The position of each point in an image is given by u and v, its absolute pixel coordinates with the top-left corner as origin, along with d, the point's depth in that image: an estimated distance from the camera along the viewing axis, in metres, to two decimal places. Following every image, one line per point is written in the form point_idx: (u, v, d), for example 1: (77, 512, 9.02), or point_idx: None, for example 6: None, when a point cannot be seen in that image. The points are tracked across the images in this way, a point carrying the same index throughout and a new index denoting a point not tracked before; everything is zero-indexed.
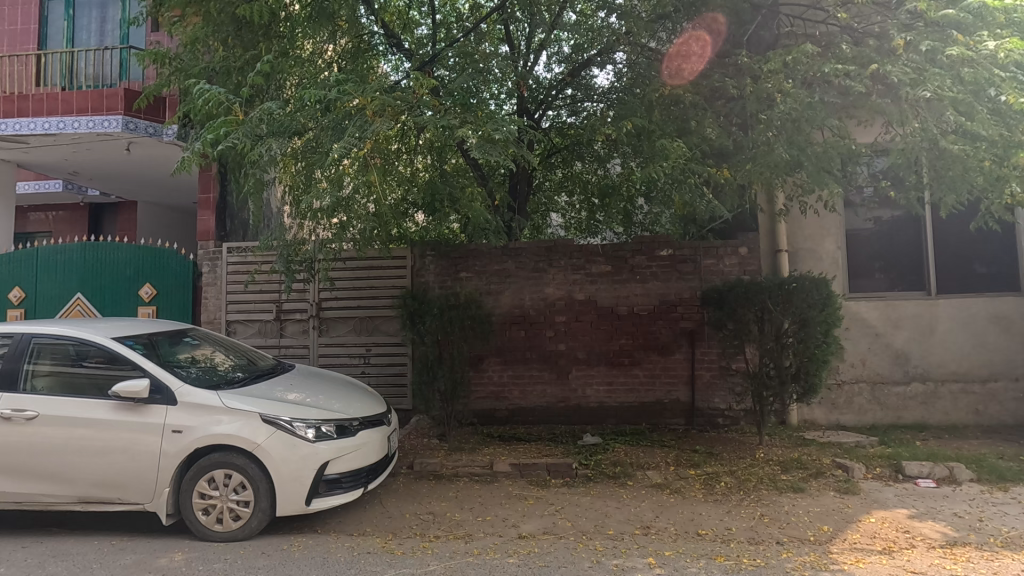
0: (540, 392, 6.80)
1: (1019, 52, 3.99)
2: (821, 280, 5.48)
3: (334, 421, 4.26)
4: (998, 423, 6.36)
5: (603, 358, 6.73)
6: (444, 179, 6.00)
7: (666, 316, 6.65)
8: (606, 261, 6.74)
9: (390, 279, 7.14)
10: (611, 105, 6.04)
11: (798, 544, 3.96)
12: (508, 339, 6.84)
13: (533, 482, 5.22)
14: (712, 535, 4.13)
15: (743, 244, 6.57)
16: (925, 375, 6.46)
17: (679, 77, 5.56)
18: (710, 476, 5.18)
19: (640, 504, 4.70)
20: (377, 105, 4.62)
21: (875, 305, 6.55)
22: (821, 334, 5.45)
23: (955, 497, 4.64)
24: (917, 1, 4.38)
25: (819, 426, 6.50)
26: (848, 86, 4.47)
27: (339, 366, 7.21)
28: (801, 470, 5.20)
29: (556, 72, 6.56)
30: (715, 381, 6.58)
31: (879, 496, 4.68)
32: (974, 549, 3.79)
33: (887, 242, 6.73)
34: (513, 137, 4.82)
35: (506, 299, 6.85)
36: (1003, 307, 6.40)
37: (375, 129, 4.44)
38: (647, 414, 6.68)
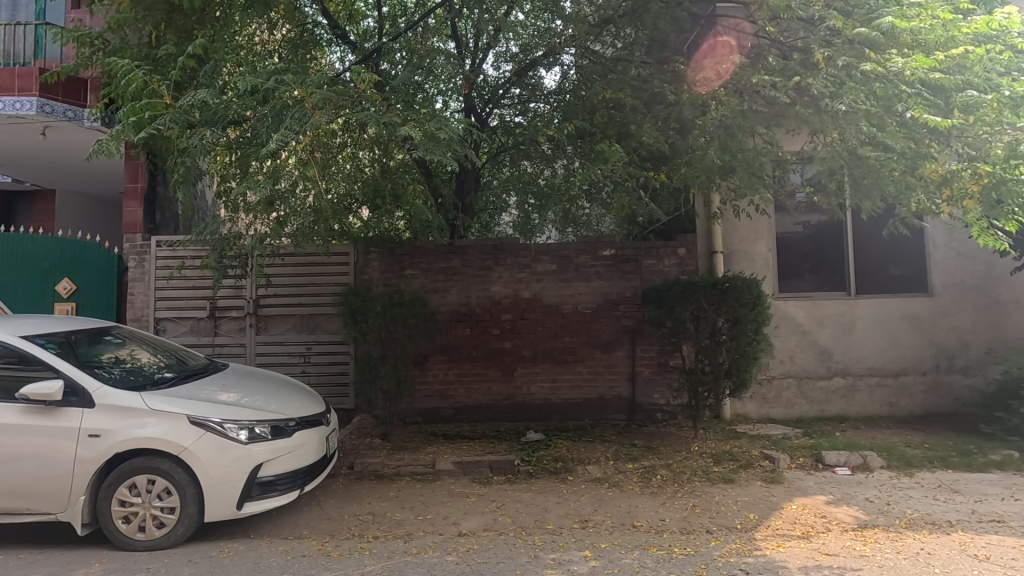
0: (485, 390, 6.82)
1: (921, 70, 4.37)
2: (752, 280, 5.76)
3: (268, 422, 4.12)
4: (909, 414, 6.87)
5: (548, 355, 6.82)
6: (387, 176, 5.77)
7: (609, 314, 6.82)
8: (552, 260, 6.82)
9: (334, 276, 7.01)
10: (559, 107, 6.11)
11: (725, 532, 4.16)
12: (454, 337, 6.83)
13: (475, 479, 5.24)
14: (646, 526, 4.27)
15: (682, 245, 6.83)
16: (846, 370, 6.89)
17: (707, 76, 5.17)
18: (648, 469, 5.36)
19: (579, 498, 4.80)
20: (318, 99, 4.51)
21: (802, 305, 6.94)
22: (752, 332, 5.73)
23: (868, 483, 4.99)
24: (834, 19, 4.67)
25: (750, 419, 6.83)
26: (775, 96, 4.78)
27: (278, 365, 6.99)
28: (732, 461, 5.46)
29: (504, 70, 6.57)
30: (655, 377, 6.80)
31: (801, 485, 4.97)
32: (882, 531, 4.08)
33: (814, 244, 7.14)
34: (457, 136, 4.83)
35: (452, 297, 6.83)
36: (913, 307, 6.93)
37: (315, 123, 4.40)
38: (590, 410, 6.83)
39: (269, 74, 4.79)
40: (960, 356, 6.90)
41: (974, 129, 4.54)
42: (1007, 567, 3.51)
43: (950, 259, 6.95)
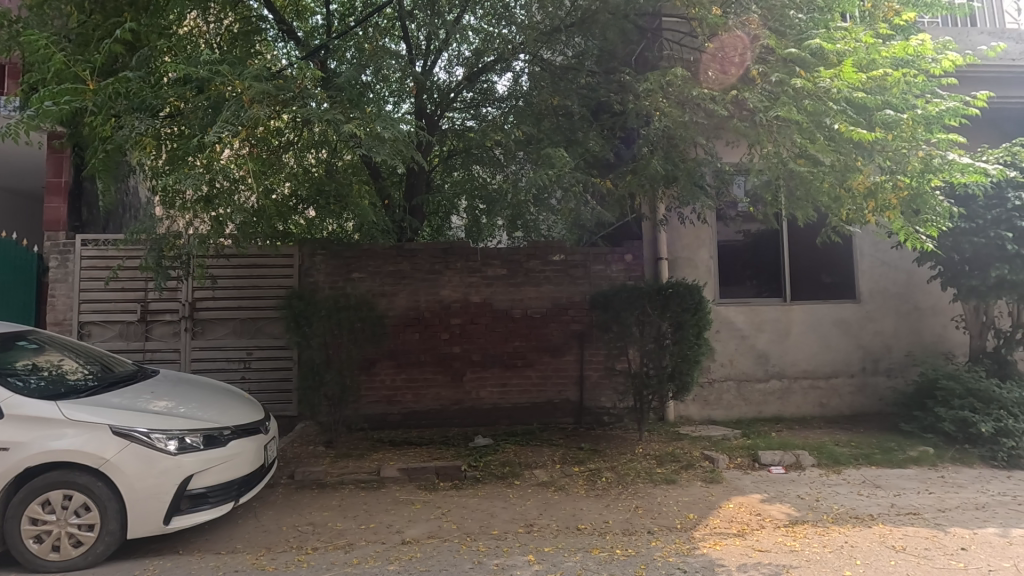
0: (433, 395, 6.74)
1: (846, 91, 4.56)
2: (694, 286, 5.94)
3: (201, 431, 3.93)
4: (838, 414, 7.25)
5: (497, 360, 6.81)
6: (334, 176, 5.63)
7: (558, 319, 6.89)
8: (502, 265, 6.84)
9: (277, 279, 6.78)
10: (509, 112, 6.18)
11: (666, 531, 4.26)
12: (403, 341, 6.73)
13: (421, 486, 5.17)
14: (591, 528, 4.32)
15: (629, 251, 7.01)
16: (781, 373, 7.21)
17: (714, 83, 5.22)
18: (593, 472, 5.43)
19: (526, 502, 4.81)
20: (255, 92, 4.35)
21: (741, 310, 7.23)
22: (694, 336, 5.90)
23: (800, 480, 5.24)
24: (768, 38, 4.93)
25: (693, 421, 7.03)
26: (714, 110, 4.92)
27: (215, 371, 6.69)
28: (674, 463, 5.60)
29: (456, 74, 6.54)
30: (602, 381, 6.92)
31: (738, 484, 5.15)
32: (810, 526, 4.27)
33: (752, 252, 7.45)
34: (404, 136, 4.78)
35: (401, 301, 6.74)
36: (843, 312, 7.32)
37: (251, 115, 4.20)
38: (539, 413, 6.87)
39: (202, 62, 4.58)
40: (885, 358, 7.34)
41: (896, 143, 4.77)
42: (921, 557, 3.74)
43: (875, 267, 7.40)
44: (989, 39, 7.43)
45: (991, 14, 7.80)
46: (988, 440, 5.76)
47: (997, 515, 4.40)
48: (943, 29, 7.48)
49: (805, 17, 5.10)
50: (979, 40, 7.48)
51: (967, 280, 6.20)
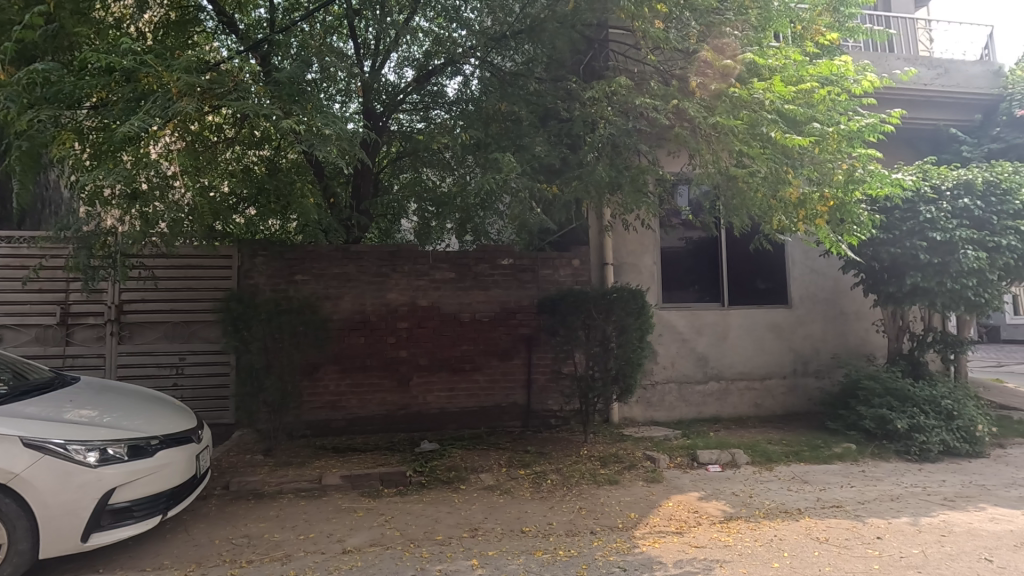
0: (379, 400, 6.62)
1: (778, 102, 4.90)
2: (637, 291, 6.10)
3: (125, 442, 3.71)
4: (772, 413, 7.61)
5: (444, 364, 6.77)
6: (275, 176, 5.55)
7: (506, 323, 6.92)
8: (450, 268, 6.81)
9: (214, 281, 6.49)
10: (458, 117, 6.20)
11: (608, 531, 4.35)
12: (347, 345, 6.58)
13: (364, 494, 5.07)
14: (534, 531, 4.35)
15: (576, 256, 7.13)
16: (719, 374, 7.51)
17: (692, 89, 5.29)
18: (539, 475, 5.47)
19: (471, 507, 4.80)
20: (183, 84, 4.21)
21: (683, 314, 7.48)
22: (637, 340, 6.06)
23: (734, 478, 5.46)
24: (705, 51, 5.15)
25: (636, 422, 7.20)
26: (656, 118, 5.17)
27: (144, 378, 6.33)
28: (618, 463, 5.73)
29: (405, 76, 6.47)
30: (549, 384, 7.00)
31: (677, 483, 5.32)
32: (743, 522, 4.46)
33: (693, 258, 7.73)
34: (346, 134, 4.71)
35: (346, 305, 6.59)
36: (776, 317, 7.71)
37: (178, 109, 4.07)
38: (486, 418, 6.87)
39: (124, 51, 4.38)
40: (813, 360, 7.77)
41: (822, 156, 5.11)
42: (841, 546, 3.97)
43: (805, 274, 7.84)
44: (904, 64, 7.96)
45: (906, 40, 8.38)
46: (903, 435, 6.19)
47: (909, 505, 4.73)
48: (864, 53, 7.97)
49: (739, 34, 5.35)
50: (895, 66, 7.98)
51: (886, 287, 6.68)
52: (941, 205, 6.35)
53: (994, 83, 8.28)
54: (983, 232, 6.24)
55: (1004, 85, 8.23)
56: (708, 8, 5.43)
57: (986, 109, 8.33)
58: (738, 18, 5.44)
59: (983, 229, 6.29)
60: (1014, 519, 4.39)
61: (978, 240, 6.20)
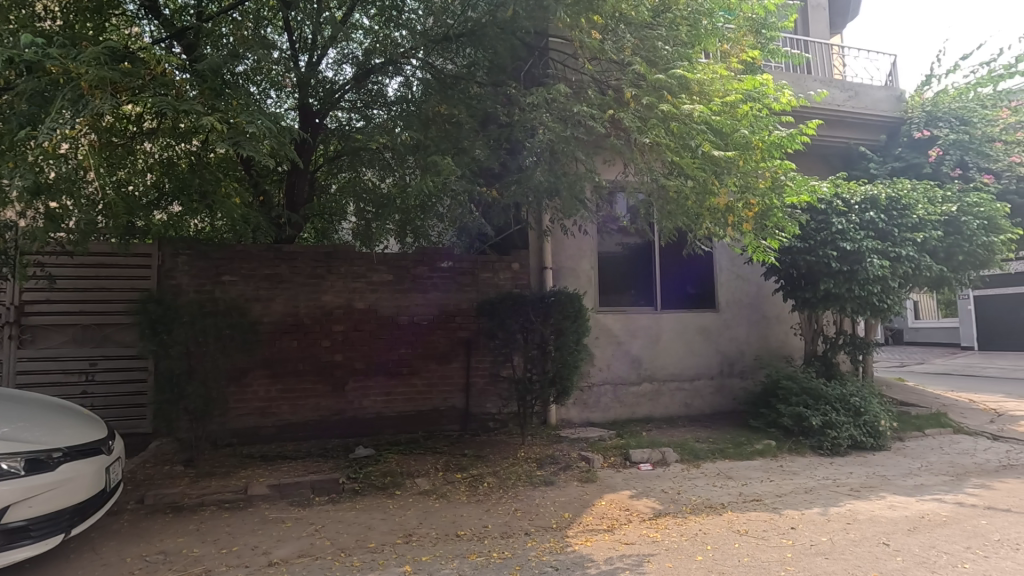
0: (312, 406, 6.40)
1: (705, 115, 5.03)
2: (574, 294, 6.21)
3: (22, 455, 3.41)
4: (701, 412, 7.96)
5: (381, 368, 6.64)
6: (199, 173, 5.02)
7: (445, 326, 6.88)
8: (388, 270, 6.70)
9: (131, 280, 6.05)
10: (396, 117, 6.08)
11: (542, 532, 4.40)
12: (279, 349, 6.32)
13: (293, 503, 4.89)
14: (469, 534, 4.34)
15: (516, 260, 7.21)
16: (652, 376, 7.78)
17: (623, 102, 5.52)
18: (475, 478, 5.47)
19: (405, 512, 4.73)
20: (92, 77, 3.93)
21: (618, 318, 7.70)
22: (574, 343, 6.15)
23: (664, 475, 5.67)
24: (639, 64, 5.37)
25: (573, 423, 7.33)
26: (593, 126, 5.30)
27: (48, 385, 5.84)
28: (553, 464, 5.82)
29: (343, 73, 6.27)
30: (487, 388, 7.02)
31: (610, 482, 5.47)
32: (671, 517, 4.64)
33: (629, 263, 7.98)
34: (274, 131, 4.56)
35: (278, 307, 6.34)
36: (704, 320, 8.09)
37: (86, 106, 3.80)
38: (424, 422, 6.79)
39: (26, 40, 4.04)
40: (738, 361, 8.20)
41: (747, 167, 5.27)
42: (759, 537, 4.20)
43: (731, 280, 8.27)
44: (818, 86, 8.57)
45: (822, 64, 9.02)
46: (817, 431, 6.64)
47: (820, 496, 5.08)
48: (784, 73, 8.52)
49: (671, 48, 5.59)
50: (811, 87, 8.58)
51: (804, 293, 7.19)
52: (851, 217, 6.87)
53: (896, 107, 9.06)
54: (886, 243, 6.74)
55: (904, 109, 9.04)
56: (642, 22, 5.67)
57: (890, 130, 9.09)
58: (670, 34, 5.64)
59: (886, 240, 6.81)
60: (910, 506, 4.81)
61: (881, 250, 6.70)
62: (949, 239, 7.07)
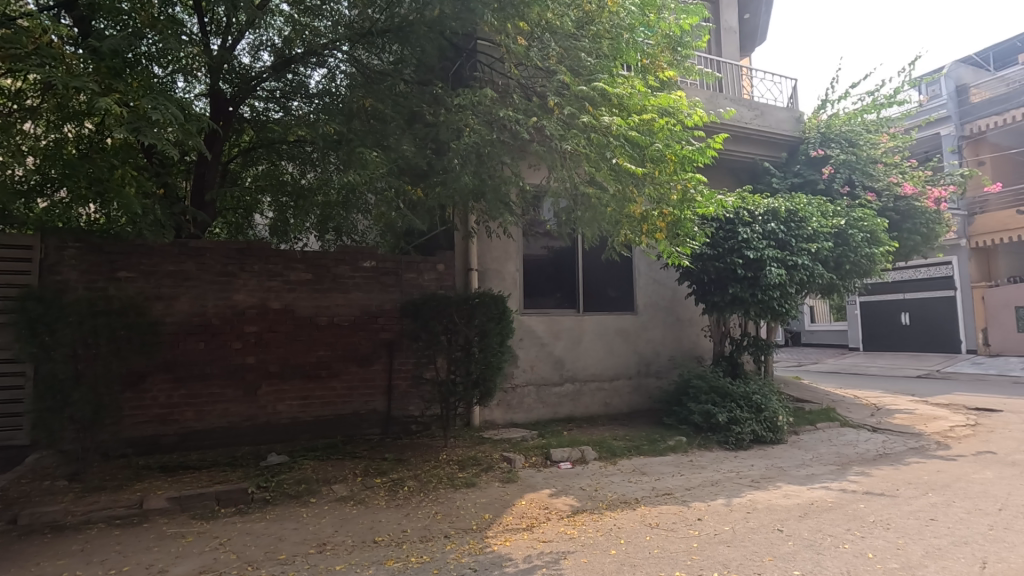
0: (220, 411, 6.01)
1: (623, 128, 5.31)
2: (499, 296, 6.21)
3: None
4: (619, 411, 8.25)
5: (297, 371, 6.35)
6: (91, 160, 4.60)
7: (366, 327, 6.70)
8: (307, 269, 6.44)
9: (7, 275, 5.39)
10: (319, 110, 5.89)
11: (462, 534, 4.38)
12: (183, 352, 5.88)
13: (195, 516, 4.57)
14: (387, 540, 4.24)
15: (441, 261, 7.16)
16: (574, 376, 7.97)
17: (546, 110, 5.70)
18: (395, 482, 5.36)
19: (320, 521, 4.55)
20: None
21: (542, 319, 7.83)
22: (497, 344, 6.17)
23: (583, 473, 5.83)
24: (564, 74, 5.53)
25: (496, 425, 7.36)
26: (517, 131, 5.37)
27: None
28: (475, 466, 5.82)
29: (262, 60, 6.06)
30: (410, 390, 6.91)
31: (530, 481, 5.55)
32: (588, 514, 4.77)
33: (553, 266, 8.14)
34: (182, 120, 4.28)
35: (183, 306, 5.90)
36: (624, 323, 8.41)
37: None
38: (343, 426, 6.57)
39: None
40: (654, 361, 8.60)
41: (662, 177, 5.56)
42: (668, 529, 4.42)
43: (649, 284, 8.67)
44: (728, 103, 9.17)
45: (733, 83, 9.65)
46: (723, 427, 7.08)
47: (725, 489, 5.41)
48: (698, 90, 9.04)
49: (595, 60, 5.83)
50: (722, 104, 9.16)
51: (712, 297, 7.74)
52: (754, 227, 7.41)
53: (796, 128, 9.86)
54: (785, 252, 7.29)
55: (802, 130, 9.85)
56: (567, 32, 5.88)
57: (790, 147, 9.90)
58: (592, 46, 5.86)
59: (785, 249, 7.38)
60: (801, 494, 5.23)
61: (780, 259, 7.23)
62: (839, 250, 7.73)
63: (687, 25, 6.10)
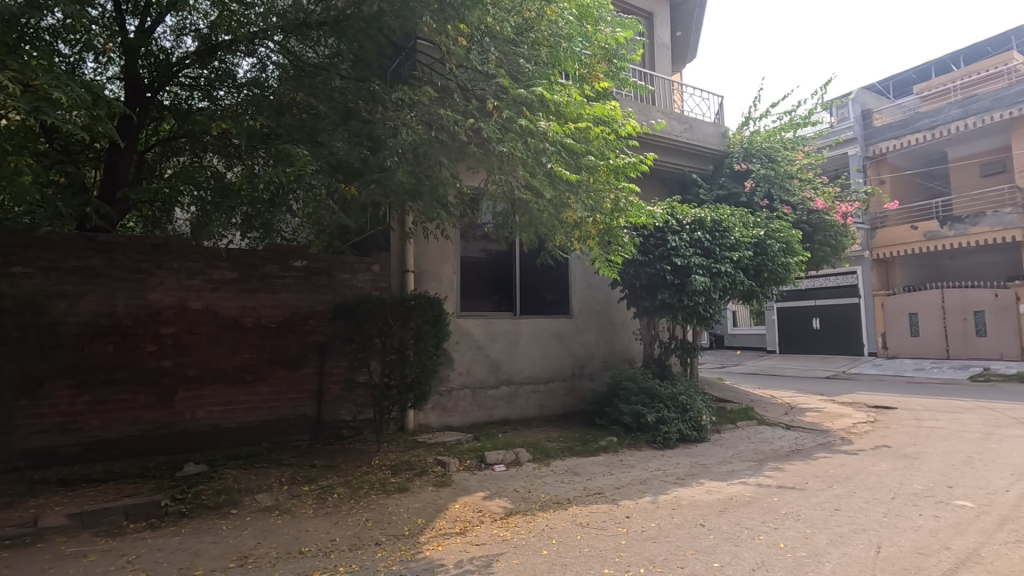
0: (130, 419, 5.58)
1: (559, 135, 5.41)
2: (435, 298, 6.15)
3: None
4: (553, 413, 8.38)
5: (219, 375, 6.01)
6: None
7: (296, 329, 6.45)
8: (232, 268, 6.12)
9: None
10: (246, 101, 5.62)
11: (393, 540, 4.30)
12: (88, 355, 5.42)
13: (99, 533, 4.23)
14: (314, 550, 4.10)
15: (376, 262, 7.00)
16: (509, 379, 8.02)
17: (485, 114, 5.74)
18: (324, 489, 5.18)
19: (241, 533, 4.32)
20: None
21: (479, 322, 7.83)
22: (433, 347, 6.10)
23: (516, 475, 5.88)
24: (502, 78, 5.56)
25: (431, 428, 7.28)
26: (455, 131, 5.32)
27: None
28: (408, 471, 5.73)
29: (186, 46, 5.72)
30: (341, 394, 6.71)
31: (464, 484, 5.53)
32: (521, 515, 4.82)
33: (491, 270, 8.18)
34: (90, 102, 3.95)
35: (89, 306, 5.44)
36: (559, 326, 8.56)
37: None
38: (269, 432, 6.28)
39: None
40: (588, 363, 8.80)
41: (596, 185, 5.72)
42: (598, 528, 4.53)
43: (584, 288, 8.88)
44: (660, 115, 9.56)
45: (665, 96, 10.08)
46: (652, 427, 7.36)
47: (652, 486, 5.62)
48: (632, 102, 9.39)
49: (533, 68, 5.94)
50: (654, 116, 9.54)
51: (643, 301, 8.05)
52: (683, 236, 7.75)
53: (722, 142, 10.43)
54: (710, 260, 7.68)
55: (727, 144, 10.43)
56: (506, 38, 5.97)
57: (716, 160, 10.46)
58: (531, 53, 5.97)
59: (710, 257, 7.76)
60: (721, 489, 5.52)
61: (706, 266, 7.62)
62: (758, 259, 8.22)
63: (622, 38, 6.39)
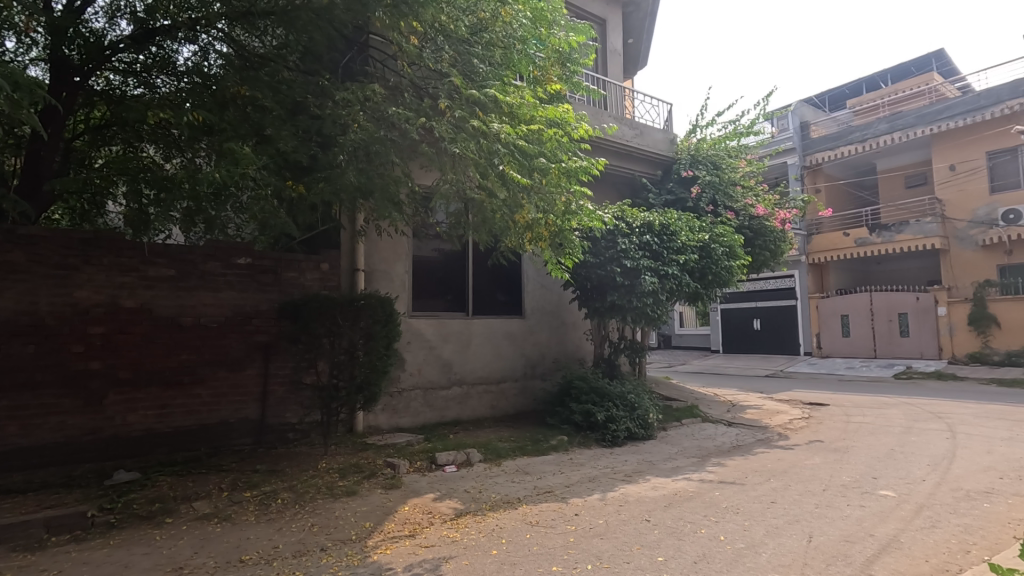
0: (53, 425, 5.21)
1: (511, 137, 5.35)
2: (386, 298, 6.05)
3: None
4: (505, 413, 8.41)
5: (154, 377, 5.71)
6: None
7: (239, 329, 6.20)
8: (169, 264, 5.83)
9: None
10: (186, 90, 5.38)
11: (340, 545, 4.20)
12: (5, 356, 5.03)
13: (15, 549, 3.93)
14: (255, 558, 3.95)
15: (325, 261, 6.82)
16: (461, 379, 7.99)
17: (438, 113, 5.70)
18: (267, 495, 5.00)
19: (177, 543, 4.12)
20: None
21: (431, 322, 7.77)
22: (383, 348, 6.00)
23: (467, 476, 5.86)
24: (455, 77, 5.53)
25: (381, 430, 7.16)
26: (406, 130, 5.21)
27: None
28: (357, 474, 5.61)
29: (120, 29, 5.41)
30: (286, 396, 6.50)
31: (414, 486, 5.47)
32: (471, 516, 4.81)
33: (444, 269, 8.13)
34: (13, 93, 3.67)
35: (6, 303, 5.05)
36: (512, 327, 8.60)
37: None
38: (208, 437, 6.01)
39: None
40: (540, 363, 8.89)
41: (548, 187, 5.77)
42: (547, 526, 4.58)
43: (537, 288, 8.96)
44: (611, 120, 9.77)
45: (616, 102, 10.30)
46: (601, 425, 7.50)
47: (600, 484, 5.73)
48: (585, 106, 9.56)
49: (487, 69, 5.95)
50: (606, 121, 9.74)
51: (593, 302, 8.21)
52: (632, 239, 7.91)
53: (669, 149, 10.76)
54: (658, 263, 7.93)
55: (675, 151, 10.77)
56: (460, 37, 5.94)
57: (664, 166, 10.79)
58: (485, 53, 5.97)
59: (658, 260, 8.00)
60: (666, 485, 5.70)
61: (654, 268, 7.87)
62: (702, 262, 8.52)
63: (575, 42, 6.45)
